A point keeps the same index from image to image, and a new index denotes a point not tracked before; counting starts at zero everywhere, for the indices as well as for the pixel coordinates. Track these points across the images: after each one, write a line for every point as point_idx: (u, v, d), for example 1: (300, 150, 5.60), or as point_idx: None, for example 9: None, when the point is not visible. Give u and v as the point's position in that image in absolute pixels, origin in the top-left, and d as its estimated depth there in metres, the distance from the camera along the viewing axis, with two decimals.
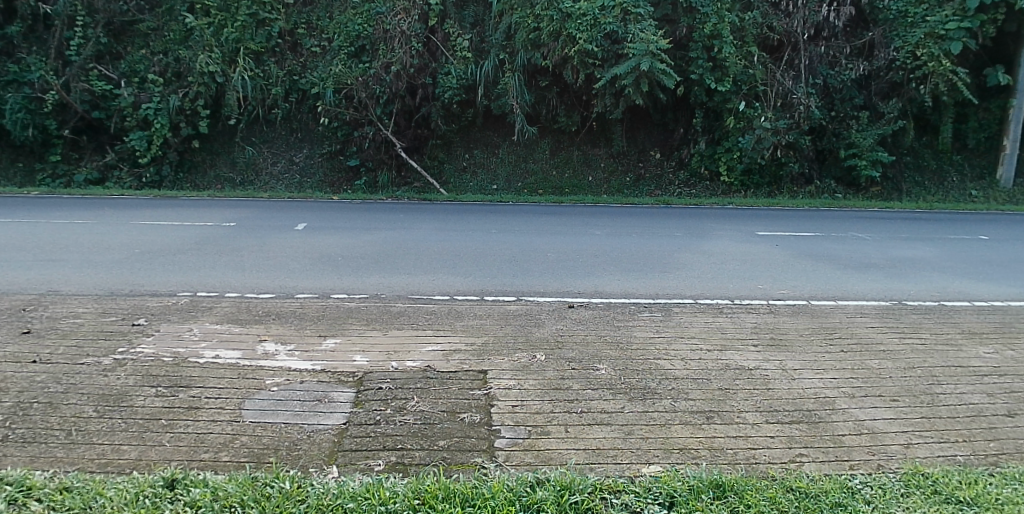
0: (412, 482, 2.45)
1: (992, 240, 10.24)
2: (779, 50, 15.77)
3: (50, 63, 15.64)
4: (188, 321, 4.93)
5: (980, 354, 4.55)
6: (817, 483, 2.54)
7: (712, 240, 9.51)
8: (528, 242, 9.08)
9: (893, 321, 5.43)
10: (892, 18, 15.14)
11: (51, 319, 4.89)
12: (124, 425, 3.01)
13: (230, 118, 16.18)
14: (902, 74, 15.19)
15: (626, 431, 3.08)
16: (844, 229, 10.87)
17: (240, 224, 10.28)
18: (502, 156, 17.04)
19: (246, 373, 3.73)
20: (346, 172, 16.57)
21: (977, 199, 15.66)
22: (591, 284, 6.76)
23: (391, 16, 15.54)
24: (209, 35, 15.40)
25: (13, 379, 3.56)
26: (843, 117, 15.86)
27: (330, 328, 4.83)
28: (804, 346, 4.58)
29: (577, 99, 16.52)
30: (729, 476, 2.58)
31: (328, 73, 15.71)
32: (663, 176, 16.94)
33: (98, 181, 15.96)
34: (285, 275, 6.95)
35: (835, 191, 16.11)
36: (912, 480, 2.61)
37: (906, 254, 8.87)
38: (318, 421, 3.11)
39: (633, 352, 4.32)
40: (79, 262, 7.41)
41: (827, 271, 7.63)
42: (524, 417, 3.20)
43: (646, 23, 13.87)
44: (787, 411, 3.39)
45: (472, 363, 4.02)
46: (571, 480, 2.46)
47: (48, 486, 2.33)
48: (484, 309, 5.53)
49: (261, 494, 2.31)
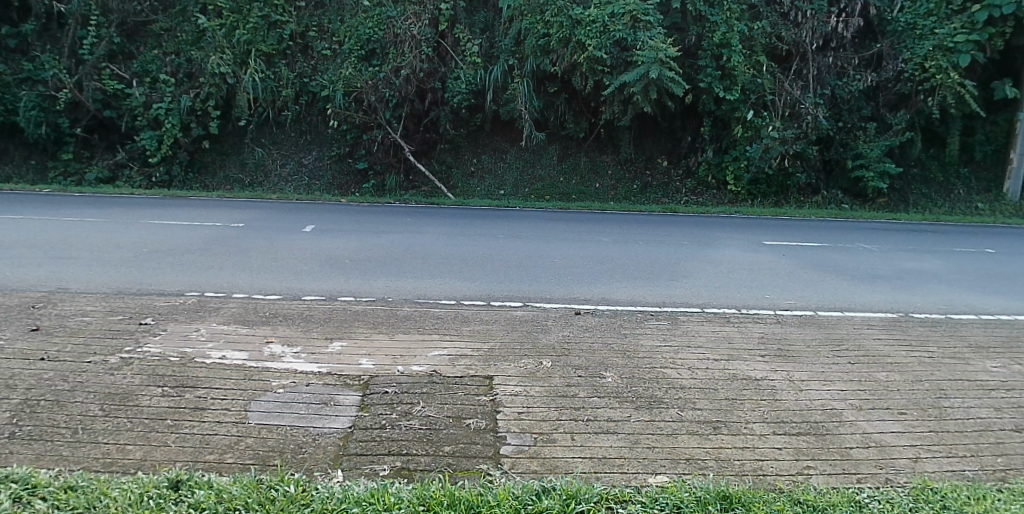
0: (417, 488, 2.42)
1: (998, 253, 10.19)
2: (788, 60, 15.75)
3: (64, 62, 15.77)
4: (195, 321, 4.92)
5: (988, 368, 4.51)
6: (825, 496, 2.51)
7: (719, 249, 9.49)
8: (534, 248, 9.07)
9: (900, 333, 5.40)
10: (901, 30, 15.26)
11: (59, 317, 4.89)
12: (129, 424, 3.00)
13: (240, 119, 16.31)
14: (910, 86, 15.15)
15: (633, 440, 3.06)
16: (852, 240, 10.79)
17: (249, 225, 10.34)
18: (509, 162, 17.07)
19: (251, 375, 3.72)
20: (355, 175, 16.52)
21: (983, 211, 15.56)
22: (598, 291, 6.74)
23: (402, 20, 15.64)
24: (221, 36, 15.54)
25: (21, 376, 3.56)
26: (851, 128, 15.81)
27: (337, 331, 4.82)
28: (811, 358, 4.54)
29: (586, 105, 16.60)
30: (736, 488, 2.55)
31: (338, 76, 15.79)
32: (670, 184, 16.94)
33: (109, 180, 15.95)
34: (291, 276, 6.95)
35: (842, 201, 16.05)
36: (921, 494, 2.57)
37: (912, 266, 8.81)
38: (324, 425, 3.09)
39: (640, 361, 4.29)
40: (89, 260, 7.43)
41: (834, 282, 7.56)
42: (530, 425, 3.18)
43: (655, 31, 13.89)
44: (794, 422, 3.36)
45: (479, 368, 4.00)
46: (577, 489, 2.45)
47: (53, 485, 2.32)
48: (490, 314, 5.52)
49: (266, 497, 2.30)
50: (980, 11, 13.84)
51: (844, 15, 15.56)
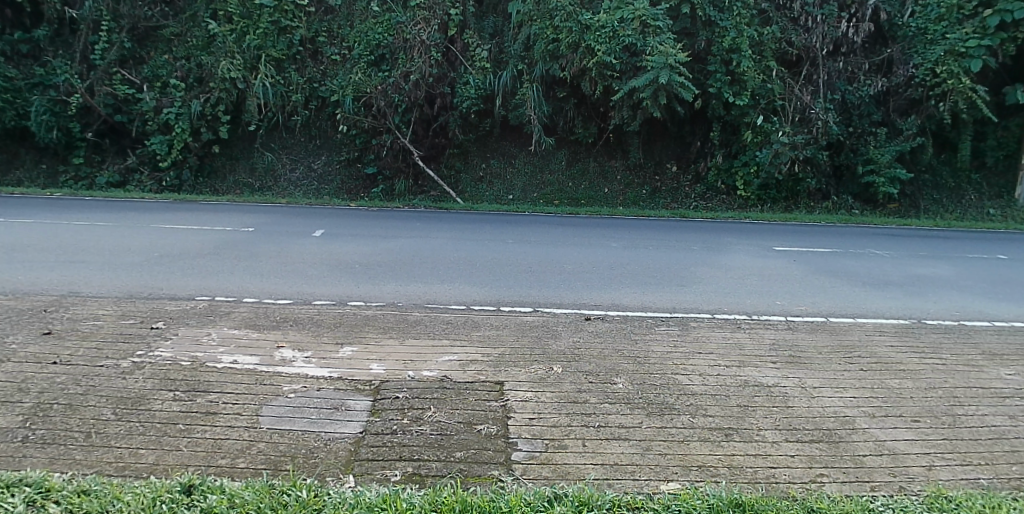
0: (429, 494, 2.41)
1: (1010, 259, 10.09)
2: (798, 65, 15.64)
3: (75, 67, 15.95)
4: (206, 325, 4.95)
5: (1002, 376, 4.44)
6: (837, 504, 2.48)
7: (729, 255, 9.43)
8: (546, 253, 9.07)
9: (913, 339, 5.34)
10: (911, 35, 15.25)
11: (71, 320, 4.93)
12: (142, 428, 3.01)
13: (250, 123, 16.36)
14: (921, 92, 15.07)
15: (644, 446, 3.04)
16: (862, 245, 10.76)
17: (258, 229, 10.36)
18: (518, 166, 17.05)
19: (264, 379, 3.74)
20: (364, 180, 16.61)
21: (996, 217, 15.40)
22: (608, 296, 6.73)
23: (412, 25, 15.69)
24: (232, 41, 15.67)
25: (34, 379, 3.59)
26: (861, 134, 15.74)
27: (347, 336, 4.82)
28: (823, 364, 4.51)
29: (595, 110, 16.61)
30: (748, 495, 2.53)
31: (349, 81, 15.92)
32: (679, 189, 16.89)
33: (119, 184, 16.15)
34: (302, 281, 6.96)
35: (852, 206, 15.90)
36: (935, 503, 2.53)
37: (924, 272, 8.72)
38: (335, 429, 3.09)
39: (651, 367, 4.26)
40: (100, 264, 7.49)
41: (845, 288, 7.51)
42: (542, 431, 3.16)
43: (664, 36, 13.88)
44: (807, 430, 3.33)
45: (489, 374, 3.99)
46: (590, 496, 2.43)
47: (67, 489, 2.33)
48: (499, 319, 5.50)
49: (278, 502, 2.30)
50: (992, 16, 13.75)
51: (855, 20, 15.35)
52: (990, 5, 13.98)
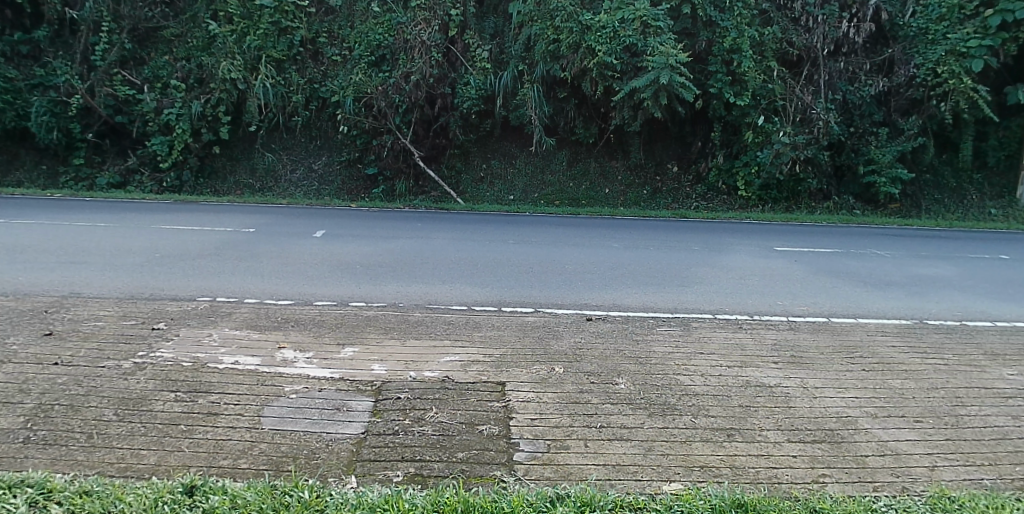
0: (431, 494, 2.41)
1: (1012, 259, 10.09)
2: (798, 65, 15.67)
3: (75, 67, 15.96)
4: (207, 326, 4.95)
5: (1005, 376, 4.43)
6: (840, 504, 2.47)
7: (731, 255, 9.43)
8: (547, 253, 9.07)
9: (915, 340, 5.34)
10: (912, 35, 15.26)
11: (72, 321, 4.94)
12: (144, 429, 3.01)
13: (250, 124, 16.38)
14: (922, 92, 15.05)
15: (647, 447, 3.04)
16: (864, 246, 10.76)
17: (258, 230, 10.35)
18: (519, 166, 17.05)
19: (265, 380, 3.73)
20: (364, 180, 16.64)
21: (997, 217, 15.39)
22: (609, 296, 6.73)
23: (412, 26, 15.71)
24: (232, 42, 15.68)
25: (36, 380, 3.59)
26: (862, 134, 15.68)
27: (348, 336, 4.81)
28: (825, 364, 4.50)
29: (595, 110, 16.59)
30: (751, 495, 2.52)
31: (349, 82, 15.92)
32: (680, 189, 16.90)
33: (120, 185, 16.17)
34: (303, 282, 6.96)
35: (853, 207, 15.91)
36: (938, 503, 2.53)
37: (925, 272, 8.72)
38: (337, 430, 3.09)
39: (652, 367, 4.26)
40: (100, 264, 7.50)
41: (847, 288, 7.51)
42: (544, 431, 3.16)
43: (665, 36, 13.89)
44: (809, 430, 3.33)
45: (491, 374, 3.99)
46: (592, 496, 2.42)
47: (69, 489, 2.33)
48: (500, 320, 5.50)
49: (280, 502, 2.29)
50: (993, 16, 13.75)
51: (856, 20, 15.37)
52: (991, 5, 13.97)
